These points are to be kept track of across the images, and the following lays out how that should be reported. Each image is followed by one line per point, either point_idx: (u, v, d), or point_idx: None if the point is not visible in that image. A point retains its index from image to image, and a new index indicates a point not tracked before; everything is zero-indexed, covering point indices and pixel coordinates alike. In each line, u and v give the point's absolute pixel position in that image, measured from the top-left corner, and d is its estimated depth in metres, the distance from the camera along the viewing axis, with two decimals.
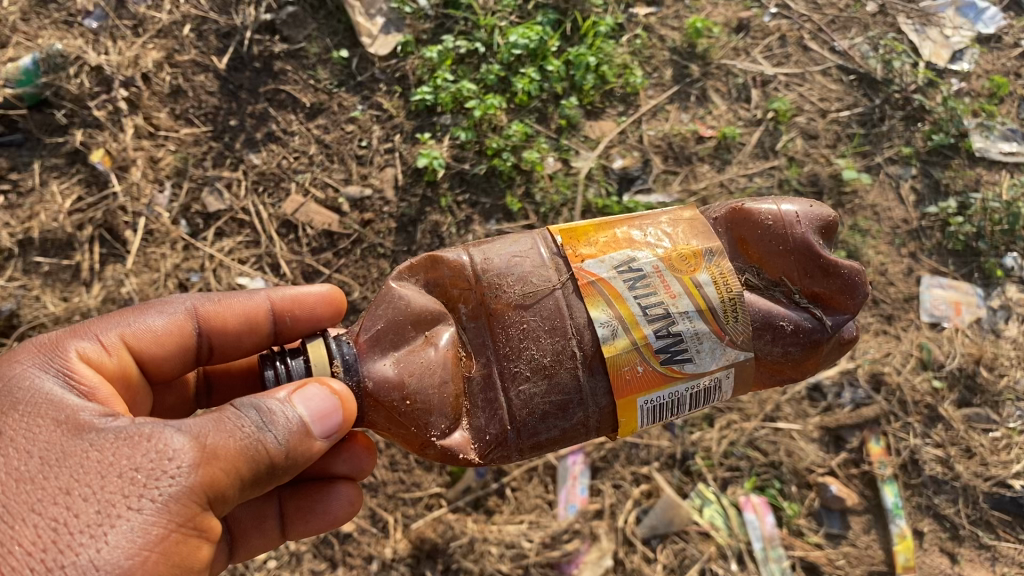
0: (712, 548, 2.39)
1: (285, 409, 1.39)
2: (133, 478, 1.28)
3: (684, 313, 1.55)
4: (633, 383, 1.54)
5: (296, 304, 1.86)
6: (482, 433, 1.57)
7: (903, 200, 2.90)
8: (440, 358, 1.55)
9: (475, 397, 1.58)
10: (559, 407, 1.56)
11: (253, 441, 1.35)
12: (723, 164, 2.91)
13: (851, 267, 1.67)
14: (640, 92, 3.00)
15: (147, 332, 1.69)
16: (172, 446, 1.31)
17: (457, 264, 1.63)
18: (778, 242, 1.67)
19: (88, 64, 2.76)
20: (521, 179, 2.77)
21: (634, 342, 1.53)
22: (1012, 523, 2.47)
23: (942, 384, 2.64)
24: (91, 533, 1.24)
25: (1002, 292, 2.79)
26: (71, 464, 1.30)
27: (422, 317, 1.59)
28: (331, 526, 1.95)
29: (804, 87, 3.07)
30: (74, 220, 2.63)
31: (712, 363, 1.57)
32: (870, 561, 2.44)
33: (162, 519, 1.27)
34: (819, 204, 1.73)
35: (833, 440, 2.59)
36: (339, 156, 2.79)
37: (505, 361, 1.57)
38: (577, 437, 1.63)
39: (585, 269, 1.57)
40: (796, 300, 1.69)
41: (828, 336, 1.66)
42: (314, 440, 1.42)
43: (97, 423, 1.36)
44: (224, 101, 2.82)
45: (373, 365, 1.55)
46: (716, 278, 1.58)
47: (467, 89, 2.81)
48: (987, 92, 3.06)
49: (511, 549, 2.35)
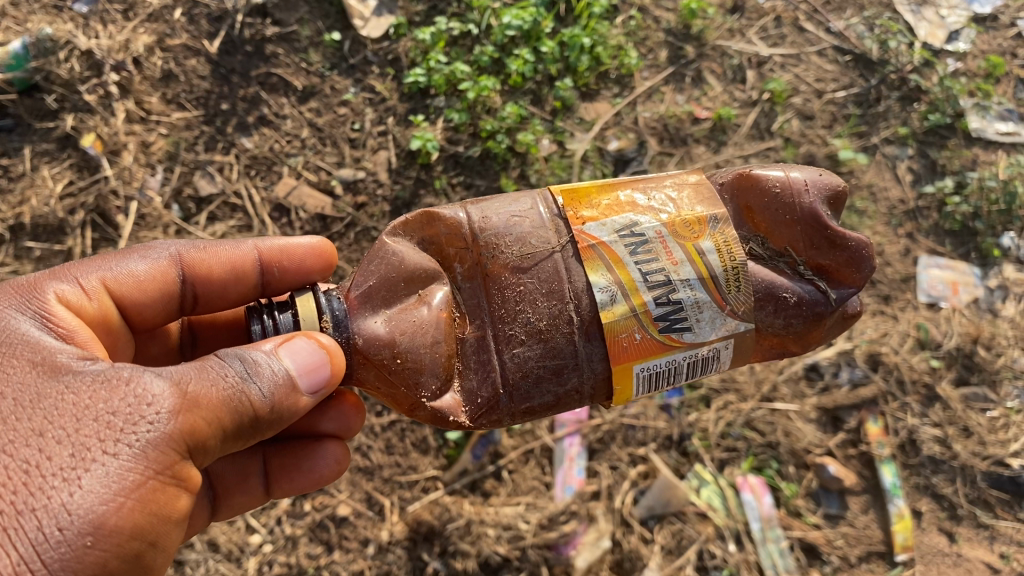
0: (710, 529, 2.37)
1: (271, 362, 1.39)
2: (110, 423, 1.26)
3: (685, 282, 1.54)
4: (629, 351, 1.53)
5: (285, 255, 1.86)
6: (473, 396, 1.56)
7: (899, 179, 2.89)
8: (433, 317, 1.53)
9: (468, 358, 1.57)
10: (554, 372, 1.55)
11: (237, 391, 1.34)
12: (719, 145, 2.89)
13: (858, 240, 1.66)
14: (635, 74, 2.98)
15: (130, 277, 1.66)
16: (152, 392, 1.29)
17: (455, 222, 1.61)
18: (786, 212, 1.66)
19: (78, 48, 2.74)
20: (516, 162, 2.76)
21: (633, 309, 1.52)
22: (1010, 502, 2.46)
23: (940, 363, 2.63)
24: (63, 476, 1.22)
25: (999, 271, 2.78)
26: (45, 405, 1.28)
27: (416, 275, 1.58)
28: (319, 485, 1.96)
29: (799, 68, 3.06)
30: (65, 205, 2.61)
31: (712, 333, 1.56)
32: (869, 541, 2.43)
33: (139, 465, 1.25)
34: (829, 173, 1.71)
35: (831, 420, 2.57)
36: (332, 139, 2.78)
37: (500, 324, 1.55)
38: (571, 404, 1.61)
39: (585, 232, 1.56)
40: (801, 271, 1.67)
41: (831, 310, 1.66)
42: (299, 395, 1.42)
43: (75, 366, 1.34)
44: (215, 85, 2.79)
45: (363, 323, 1.55)
46: (719, 246, 1.57)
47: (460, 71, 2.80)
48: (983, 72, 3.05)
49: (508, 531, 2.33)
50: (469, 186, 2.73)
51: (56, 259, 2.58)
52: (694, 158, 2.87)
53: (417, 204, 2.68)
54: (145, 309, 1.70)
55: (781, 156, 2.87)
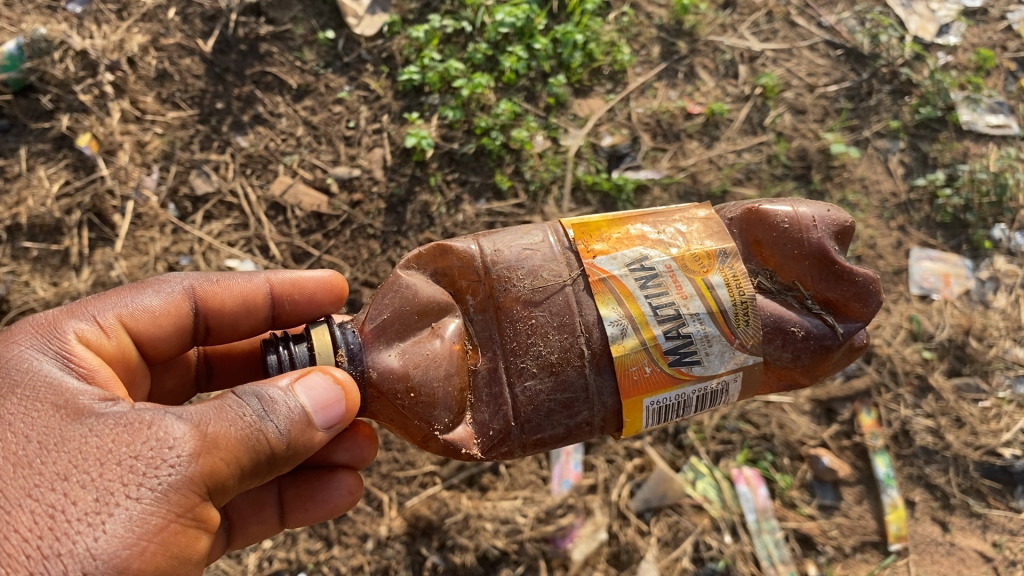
0: (706, 521, 2.40)
1: (287, 399, 1.42)
2: (133, 466, 1.28)
3: (695, 315, 1.56)
4: (639, 384, 1.54)
5: (296, 289, 1.91)
6: (485, 428, 1.58)
7: (891, 173, 2.92)
8: (445, 350, 1.55)
9: (480, 391, 1.59)
10: (564, 405, 1.57)
11: (254, 430, 1.37)
12: (712, 140, 2.91)
13: (865, 275, 1.68)
14: (628, 70, 3.00)
15: (146, 310, 1.69)
16: (172, 433, 1.31)
17: (467, 255, 1.62)
18: (794, 246, 1.68)
19: (73, 48, 2.75)
20: (510, 158, 2.77)
21: (644, 342, 1.53)
22: (1002, 491, 2.49)
23: (932, 355, 2.65)
24: (88, 521, 1.23)
25: (991, 263, 2.80)
26: (70, 449, 1.30)
27: (429, 308, 1.60)
28: (331, 514, 1.98)
29: (791, 63, 3.08)
30: (61, 205, 2.62)
31: (721, 366, 1.57)
32: (863, 532, 2.45)
33: (161, 508, 1.27)
34: (836, 209, 1.73)
35: (825, 412, 2.60)
36: (327, 138, 2.79)
37: (512, 357, 1.57)
38: (581, 435, 1.63)
39: (597, 266, 1.57)
40: (809, 305, 1.70)
41: (839, 344, 1.67)
42: (313, 431, 1.44)
43: (97, 408, 1.36)
44: (210, 84, 2.81)
45: (378, 356, 1.59)
46: (728, 280, 1.59)
47: (455, 69, 2.81)
48: (974, 65, 3.06)
49: (506, 525, 2.35)
50: (463, 182, 2.74)
51: (54, 258, 2.59)
52: (686, 153, 2.89)
53: (412, 201, 2.69)
54: (161, 342, 1.73)
55: (774, 151, 2.89)
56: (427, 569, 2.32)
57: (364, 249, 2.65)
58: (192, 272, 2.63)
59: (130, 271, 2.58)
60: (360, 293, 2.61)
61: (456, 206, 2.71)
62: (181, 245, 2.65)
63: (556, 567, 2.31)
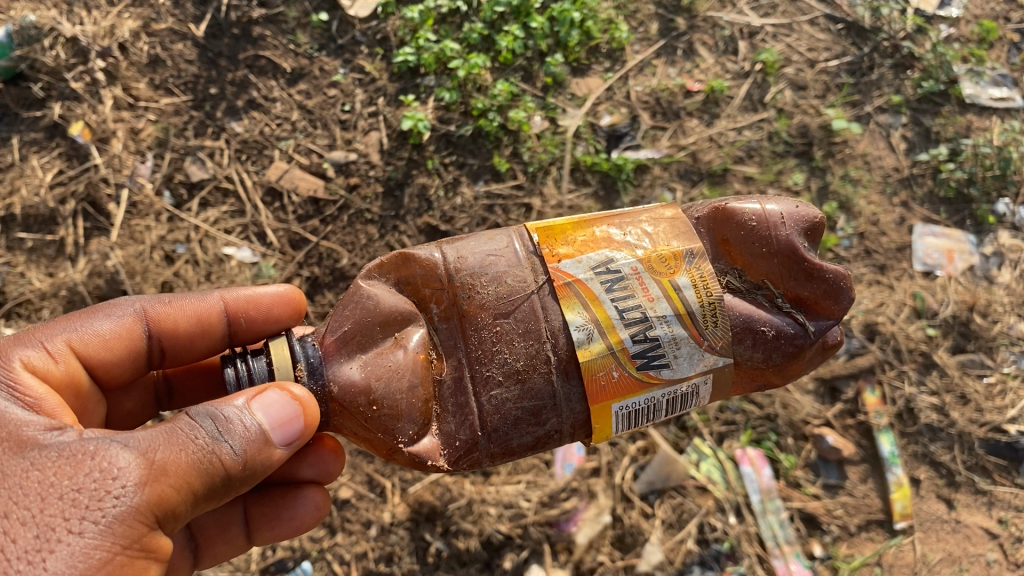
0: (710, 502, 2.39)
1: (244, 418, 1.39)
2: (76, 500, 1.26)
3: (662, 318, 1.54)
4: (607, 390, 1.53)
5: (252, 305, 1.87)
6: (452, 438, 1.55)
7: (893, 148, 2.88)
8: (409, 361, 1.53)
9: (446, 401, 1.56)
10: (532, 413, 1.55)
11: (208, 454, 1.34)
12: (712, 118, 2.88)
13: (835, 271, 1.66)
14: (626, 47, 2.95)
15: (95, 335, 1.68)
16: (121, 461, 1.30)
17: (429, 262, 1.60)
18: (762, 244, 1.65)
19: (63, 35, 2.70)
20: (508, 140, 2.74)
21: (610, 347, 1.52)
22: (1008, 467, 2.48)
23: (936, 332, 2.63)
24: (28, 559, 1.21)
25: (995, 238, 2.77)
26: (10, 484, 1.28)
27: (391, 319, 1.57)
28: (298, 531, 1.97)
29: (791, 38, 3.03)
30: (56, 194, 2.59)
31: (690, 369, 1.56)
32: (868, 510, 2.45)
33: (106, 541, 1.26)
34: (803, 205, 1.72)
35: (828, 391, 2.58)
36: (322, 122, 2.75)
37: (477, 365, 1.55)
38: (551, 443, 1.62)
39: (561, 270, 1.56)
40: (779, 303, 1.67)
41: (810, 343, 1.65)
42: (273, 452, 1.43)
43: (40, 440, 1.34)
44: (203, 69, 2.77)
45: (339, 369, 1.55)
46: (695, 281, 1.57)
47: (450, 49, 2.78)
48: (977, 37, 3.02)
49: (509, 510, 2.35)
50: (462, 164, 2.71)
51: (50, 249, 2.56)
52: (686, 132, 2.86)
53: (411, 184, 2.66)
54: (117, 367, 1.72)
55: (775, 128, 2.86)
56: (431, 555, 2.31)
57: (362, 235, 2.61)
58: (191, 260, 2.60)
59: (127, 261, 2.53)
60: None
61: (454, 189, 2.67)
62: (178, 233, 2.62)
63: (561, 551, 2.32)
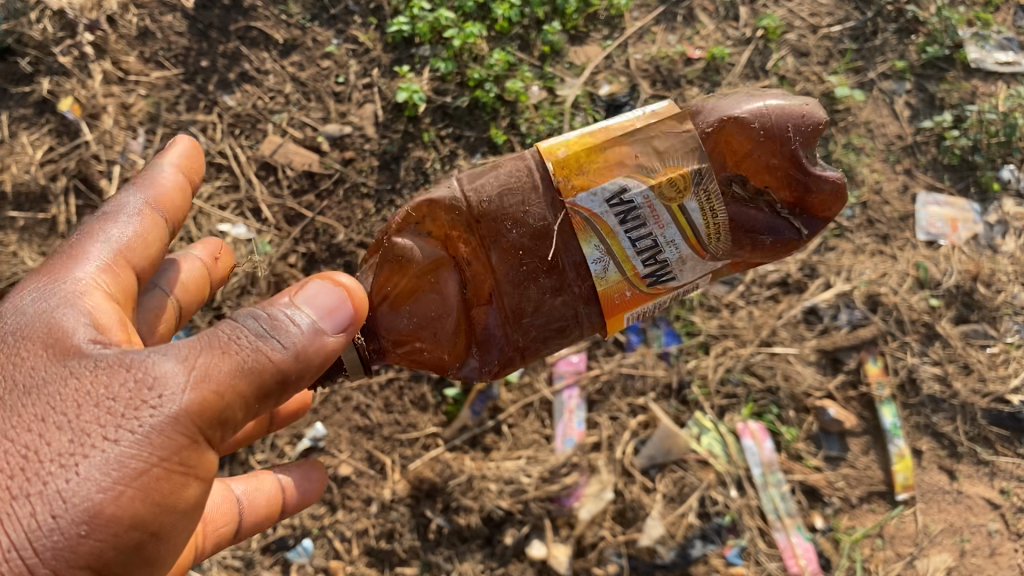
0: (712, 476, 2.36)
1: (291, 319, 1.37)
2: (112, 407, 1.27)
3: (671, 241, 1.57)
4: (620, 305, 1.62)
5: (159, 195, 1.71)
6: (488, 363, 1.74)
7: (897, 115, 2.84)
8: (449, 300, 1.65)
9: (480, 330, 1.72)
10: (559, 331, 1.72)
11: (253, 360, 1.32)
12: (713, 87, 2.81)
13: (835, 177, 1.71)
14: (625, 14, 2.90)
15: (129, 231, 1.63)
16: (162, 368, 1.29)
17: (452, 206, 1.69)
18: (766, 152, 1.69)
19: (49, 8, 2.64)
20: (505, 111, 2.69)
21: (625, 276, 1.57)
22: (1010, 438, 2.48)
23: (940, 301, 2.60)
24: (60, 463, 1.23)
25: (999, 206, 2.75)
26: (49, 391, 1.30)
27: (422, 260, 1.66)
28: (286, 512, 1.93)
29: (793, 4, 2.98)
30: (46, 171, 2.55)
31: (692, 276, 1.63)
32: (870, 482, 2.44)
33: (143, 451, 1.26)
34: (799, 101, 1.72)
35: (830, 362, 2.56)
36: (316, 94, 2.71)
37: (507, 301, 1.67)
38: (568, 339, 1.75)
39: (575, 205, 1.54)
40: (778, 210, 1.72)
41: (800, 242, 1.76)
42: (327, 354, 1.39)
43: (84, 346, 1.35)
44: (195, 42, 2.72)
45: (377, 311, 1.66)
46: (703, 203, 1.56)
47: (445, 18, 2.72)
48: (982, 1, 2.98)
49: (510, 486, 2.33)
50: (458, 137, 2.66)
51: (42, 227, 2.52)
52: (687, 100, 2.78)
53: (406, 157, 2.62)
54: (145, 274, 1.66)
55: None
56: (432, 531, 2.31)
57: (358, 209, 2.57)
58: (183, 237, 2.54)
59: None
60: (356, 254, 2.53)
61: (451, 162, 2.63)
62: None
63: (563, 525, 2.31)
